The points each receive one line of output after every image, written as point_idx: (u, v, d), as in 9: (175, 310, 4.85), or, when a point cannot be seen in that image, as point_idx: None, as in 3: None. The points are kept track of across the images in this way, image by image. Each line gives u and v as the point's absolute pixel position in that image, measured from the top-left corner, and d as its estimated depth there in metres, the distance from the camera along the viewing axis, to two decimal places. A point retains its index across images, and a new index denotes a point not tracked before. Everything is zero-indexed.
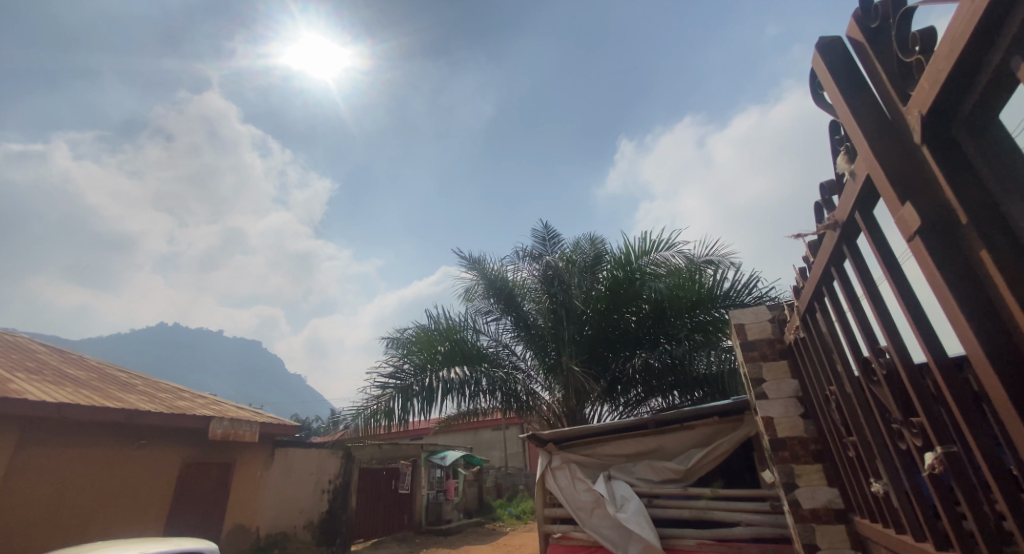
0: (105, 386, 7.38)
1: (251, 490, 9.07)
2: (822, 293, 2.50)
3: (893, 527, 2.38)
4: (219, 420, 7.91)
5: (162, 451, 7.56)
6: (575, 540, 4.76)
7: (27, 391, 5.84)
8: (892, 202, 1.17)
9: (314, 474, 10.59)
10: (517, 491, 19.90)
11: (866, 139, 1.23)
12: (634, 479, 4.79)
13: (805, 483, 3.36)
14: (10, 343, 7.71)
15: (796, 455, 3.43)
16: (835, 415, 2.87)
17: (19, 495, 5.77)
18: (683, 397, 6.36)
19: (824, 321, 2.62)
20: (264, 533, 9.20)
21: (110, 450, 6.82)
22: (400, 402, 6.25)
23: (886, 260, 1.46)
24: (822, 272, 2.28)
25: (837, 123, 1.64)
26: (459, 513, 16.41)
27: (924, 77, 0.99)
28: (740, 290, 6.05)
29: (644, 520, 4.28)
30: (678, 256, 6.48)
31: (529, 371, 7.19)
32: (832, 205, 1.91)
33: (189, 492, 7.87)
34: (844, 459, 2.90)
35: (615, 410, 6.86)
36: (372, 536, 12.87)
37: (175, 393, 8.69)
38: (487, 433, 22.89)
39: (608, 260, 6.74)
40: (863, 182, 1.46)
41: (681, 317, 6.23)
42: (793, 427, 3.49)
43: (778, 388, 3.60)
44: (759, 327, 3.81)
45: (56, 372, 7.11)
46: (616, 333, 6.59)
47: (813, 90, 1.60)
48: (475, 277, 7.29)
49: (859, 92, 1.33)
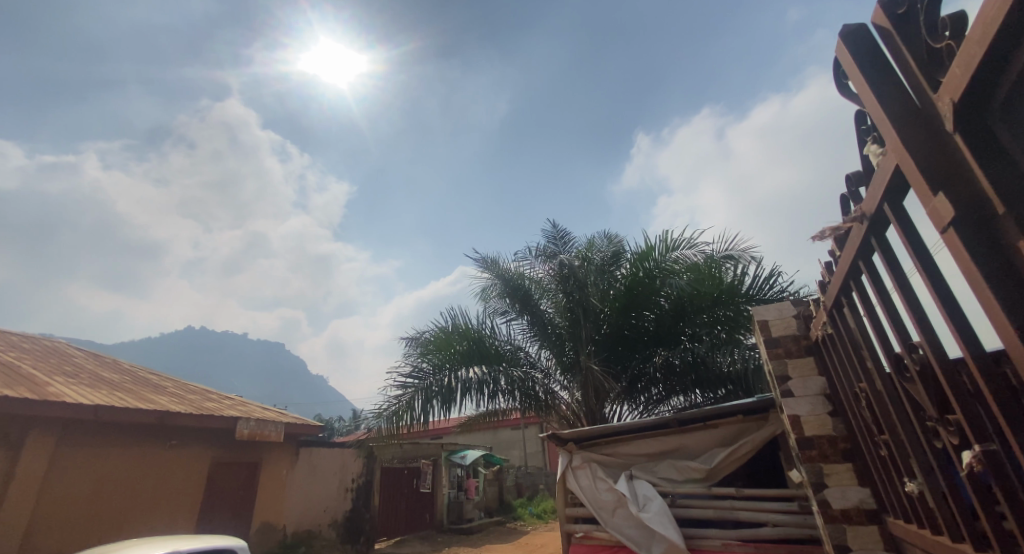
0: (137, 388, 7.65)
1: (278, 489, 9.27)
2: (849, 287, 2.43)
3: (929, 528, 2.30)
4: (246, 421, 8.11)
5: (192, 450, 7.76)
6: (597, 539, 4.74)
7: (65, 394, 6.09)
8: (922, 192, 1.13)
9: (338, 473, 10.77)
10: (537, 491, 19.90)
11: (895, 128, 1.19)
12: (657, 479, 4.72)
13: (834, 483, 3.27)
14: (49, 348, 8.04)
15: (824, 454, 3.34)
16: (866, 413, 2.79)
17: (59, 493, 6.03)
18: (705, 396, 6.27)
19: (852, 315, 2.55)
20: (291, 531, 9.41)
21: (143, 449, 7.06)
22: (421, 401, 6.30)
23: (918, 252, 1.42)
24: (850, 266, 2.22)
25: (863, 113, 1.60)
26: (480, 512, 16.52)
27: (955, 64, 0.95)
28: (761, 285, 5.93)
29: (667, 519, 4.24)
30: (697, 253, 6.38)
31: (547, 371, 7.19)
32: (858, 197, 1.86)
33: (218, 490, 8.08)
34: (877, 458, 2.82)
35: (635, 409, 6.82)
36: (395, 534, 13.04)
37: (204, 394, 8.95)
38: (506, 433, 22.99)
39: (626, 257, 6.68)
40: (891, 172, 1.42)
41: (701, 314, 6.14)
42: (821, 426, 3.39)
43: (804, 385, 3.52)
44: (783, 324, 3.74)
45: (91, 375, 7.39)
46: (634, 331, 6.54)
47: (837, 78, 1.56)
48: (490, 277, 7.32)
49: (885, 79, 1.29)
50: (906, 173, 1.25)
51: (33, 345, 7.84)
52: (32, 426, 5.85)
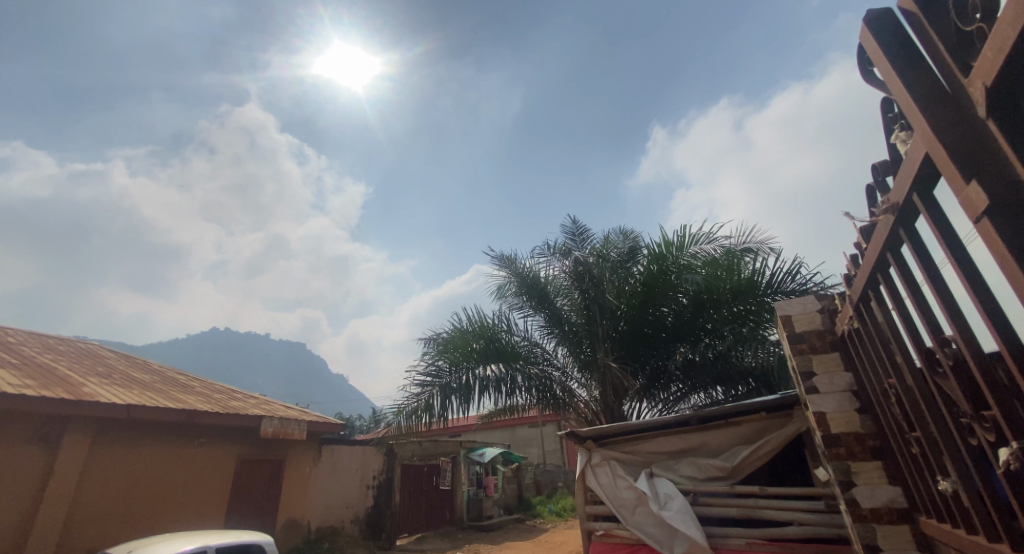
0: (166, 388, 7.88)
1: (302, 486, 9.45)
2: (877, 280, 2.36)
3: (964, 528, 2.22)
4: (270, 419, 8.28)
5: (219, 448, 7.97)
6: (618, 537, 4.72)
7: (99, 394, 6.31)
8: (954, 179, 1.09)
9: (359, 470, 10.95)
10: (556, 488, 19.92)
11: (923, 115, 1.15)
12: (678, 477, 4.67)
13: (863, 481, 3.18)
14: (82, 350, 8.34)
15: (852, 451, 3.25)
16: (895, 409, 2.71)
17: (95, 489, 6.29)
18: (726, 392, 6.18)
19: (879, 309, 2.48)
20: (315, 527, 9.60)
21: (174, 446, 7.29)
22: (439, 399, 6.35)
23: (949, 243, 1.37)
24: (877, 259, 2.16)
25: (890, 100, 1.55)
26: (500, 509, 16.58)
27: (986, 47, 0.92)
28: (782, 278, 5.80)
29: (689, 518, 4.19)
30: (716, 248, 6.27)
31: (564, 369, 7.17)
32: (885, 187, 1.81)
33: (244, 487, 8.27)
34: (908, 455, 2.73)
35: (654, 407, 6.78)
36: (416, 531, 13.17)
37: (229, 393, 9.17)
38: (524, 431, 23.01)
39: (643, 253, 6.61)
40: (920, 160, 1.37)
41: (721, 309, 6.03)
42: (848, 422, 3.30)
43: (830, 382, 3.43)
44: (808, 318, 3.65)
45: (123, 375, 7.64)
46: (652, 328, 6.46)
47: (862, 65, 1.52)
48: (506, 274, 7.33)
49: (912, 63, 1.24)
50: (936, 161, 1.21)
51: (68, 347, 8.14)
52: (69, 424, 6.09)
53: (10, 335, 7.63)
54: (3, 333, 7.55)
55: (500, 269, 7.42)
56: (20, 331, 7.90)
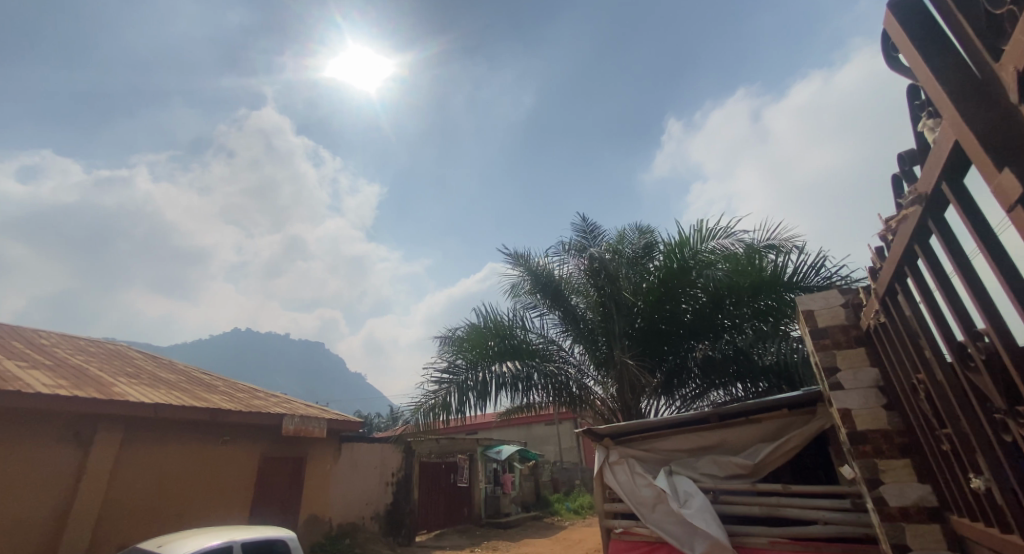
0: (191, 387, 8.08)
1: (322, 483, 9.60)
2: (904, 273, 2.30)
3: (998, 527, 2.15)
4: (291, 417, 8.44)
5: (243, 445, 8.15)
6: (637, 535, 4.70)
7: (129, 394, 6.52)
8: (985, 168, 1.05)
9: (378, 468, 11.08)
10: (573, 486, 19.93)
11: (952, 102, 1.11)
12: (698, 474, 4.62)
13: (891, 480, 3.10)
14: (112, 351, 8.62)
15: (879, 449, 3.16)
16: (925, 406, 2.63)
17: (126, 485, 6.49)
18: (746, 389, 6.09)
19: (907, 303, 2.40)
20: (337, 523, 9.76)
21: (200, 443, 7.48)
22: (456, 396, 6.38)
23: (982, 233, 1.32)
24: (904, 250, 2.10)
25: (917, 87, 1.51)
26: (517, 506, 16.64)
27: (1018, 30, 0.88)
28: (806, 273, 5.68)
29: (710, 516, 4.14)
30: (736, 244, 6.19)
31: (580, 366, 7.15)
32: (912, 177, 1.75)
33: (267, 484, 8.43)
34: (938, 452, 2.65)
35: (672, 404, 6.71)
36: (435, 528, 13.28)
37: (251, 392, 9.37)
38: (541, 428, 23.03)
39: (659, 249, 6.54)
40: (949, 149, 1.33)
41: (741, 305, 5.92)
42: (874, 419, 3.22)
43: (855, 377, 3.35)
44: (831, 313, 3.58)
45: (150, 375, 7.88)
46: (669, 325, 6.40)
47: (887, 52, 1.48)
48: (520, 273, 7.32)
49: (940, 49, 1.20)
50: (966, 149, 1.16)
51: (98, 348, 8.42)
52: (101, 422, 6.31)
53: (44, 337, 7.92)
54: (38, 335, 7.85)
55: (514, 267, 7.42)
56: (53, 332, 8.20)
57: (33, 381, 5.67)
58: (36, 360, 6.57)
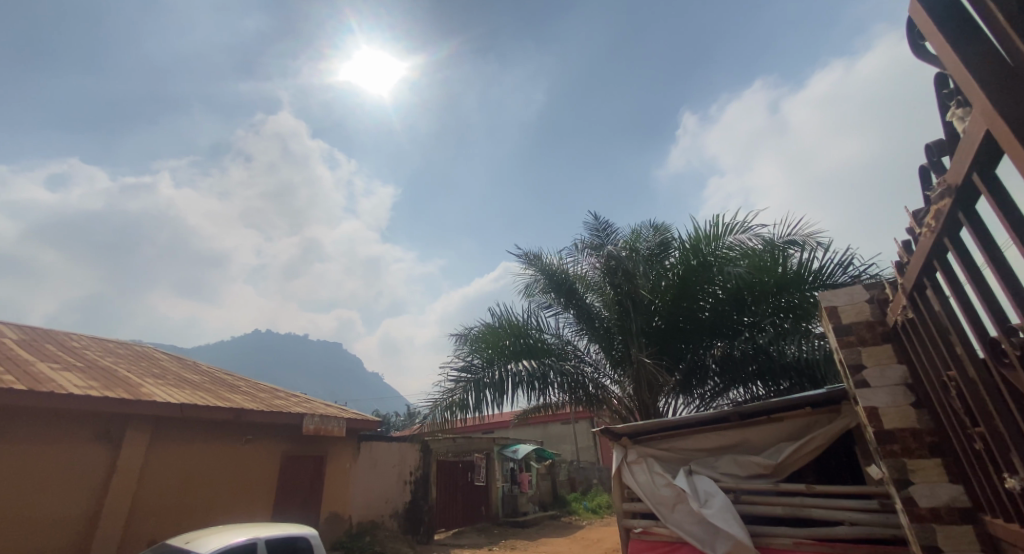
0: (214, 387, 8.27)
1: (342, 481, 9.71)
2: (933, 267, 2.23)
3: None
4: (311, 416, 8.57)
5: (266, 444, 8.31)
6: (657, 535, 4.66)
7: (156, 394, 6.70)
8: (1018, 157, 1.01)
9: (397, 466, 11.17)
10: (590, 485, 19.85)
11: (984, 91, 1.07)
12: (718, 474, 4.56)
13: (921, 480, 3.01)
14: (139, 352, 8.87)
15: (908, 448, 3.07)
16: (956, 403, 2.55)
17: (155, 483, 6.68)
18: (767, 388, 5.98)
19: (936, 298, 2.33)
20: (357, 521, 9.88)
21: (224, 442, 7.66)
22: (473, 394, 6.39)
23: (1015, 225, 1.28)
24: (933, 244, 2.03)
25: (945, 75, 1.46)
26: (534, 506, 16.64)
27: None
28: (832, 270, 5.52)
29: (732, 516, 4.09)
30: (755, 239, 6.10)
31: (596, 365, 7.12)
32: (941, 167, 1.70)
33: (290, 482, 8.57)
34: (970, 451, 2.57)
35: (690, 403, 6.64)
36: (453, 526, 13.35)
37: (273, 392, 9.55)
38: (557, 428, 22.98)
39: (675, 246, 6.48)
40: (980, 138, 1.28)
41: (762, 302, 5.81)
42: (903, 418, 3.13)
43: (882, 375, 3.26)
44: (855, 309, 3.49)
45: (176, 376, 8.09)
46: (687, 322, 6.33)
47: (913, 40, 1.44)
48: (533, 272, 7.30)
49: (970, 36, 1.16)
50: (998, 138, 1.12)
51: (126, 350, 8.67)
52: (129, 422, 6.50)
53: (75, 339, 8.19)
54: (69, 338, 8.12)
55: (528, 267, 7.41)
56: (83, 335, 8.47)
57: (66, 383, 5.87)
58: (68, 362, 6.80)
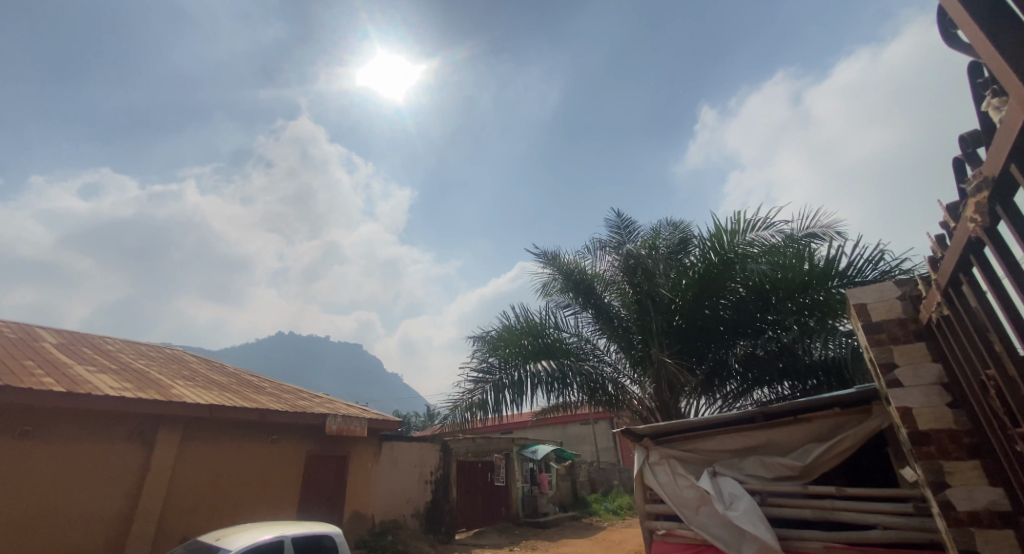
0: (240, 388, 8.48)
1: (365, 481, 9.83)
2: (969, 262, 2.15)
3: None
4: (334, 417, 8.70)
5: (290, 444, 8.46)
6: (681, 537, 4.61)
7: (186, 395, 6.91)
8: None
9: (418, 466, 11.26)
10: (611, 486, 19.68)
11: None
12: (744, 476, 4.47)
13: (959, 482, 2.90)
14: (169, 355, 9.16)
15: (945, 450, 2.96)
16: (996, 403, 2.44)
17: (185, 481, 6.88)
18: (794, 388, 5.82)
19: (972, 294, 2.24)
20: (379, 520, 10.00)
21: (251, 442, 7.84)
22: (493, 395, 6.41)
23: None
24: (969, 237, 1.95)
25: (979, 65, 1.41)
26: (555, 506, 16.59)
27: None
28: (861, 266, 5.33)
29: (758, 519, 3.99)
30: (778, 236, 5.98)
31: (615, 365, 7.08)
32: (976, 159, 1.63)
33: (314, 481, 8.73)
34: (1011, 452, 2.46)
35: (713, 403, 6.54)
36: (473, 526, 13.40)
37: (297, 393, 9.74)
38: (576, 428, 22.89)
39: (695, 243, 6.41)
40: (1018, 129, 1.23)
41: (787, 300, 5.67)
42: (939, 419, 3.01)
43: (915, 374, 3.15)
44: (885, 306, 3.39)
45: (204, 378, 8.32)
46: (707, 321, 6.23)
47: (944, 29, 1.40)
48: (551, 271, 7.29)
49: (1006, 25, 1.12)
50: None
51: (157, 353, 8.96)
52: (162, 422, 6.71)
53: (110, 343, 8.49)
54: (103, 341, 8.42)
55: (545, 266, 7.39)
56: (117, 338, 8.78)
57: (101, 384, 6.10)
58: (104, 365, 7.06)
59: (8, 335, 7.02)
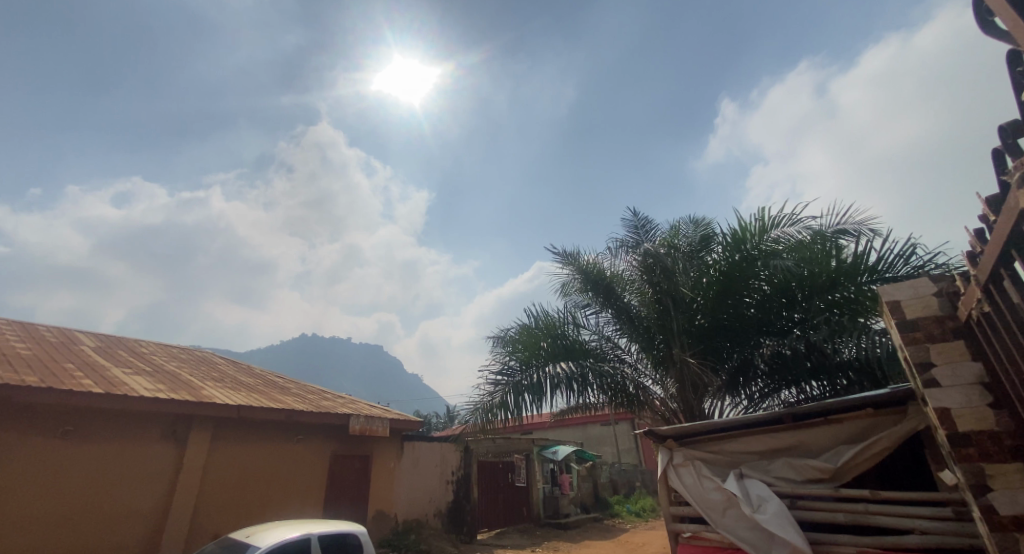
0: (267, 389, 8.68)
1: (388, 481, 9.94)
2: (1011, 258, 2.06)
3: None
4: (356, 417, 8.82)
5: (315, 444, 8.61)
6: (707, 540, 4.53)
7: (215, 396, 7.11)
8: None
9: (439, 466, 11.33)
10: (633, 488, 19.45)
11: None
12: (772, 478, 4.38)
13: (1002, 486, 2.78)
14: (198, 356, 9.43)
15: (987, 452, 2.84)
16: None
17: (216, 480, 7.07)
18: (823, 388, 5.65)
19: (1014, 290, 2.15)
20: (402, 519, 10.09)
21: (277, 441, 8.01)
22: (513, 396, 6.40)
23: None
24: (1011, 232, 1.88)
25: (1019, 53, 1.35)
26: (576, 507, 16.50)
27: None
28: (892, 261, 5.15)
29: (788, 522, 3.90)
30: (803, 232, 5.85)
31: (636, 364, 7.02)
32: (1017, 151, 1.57)
33: (338, 481, 8.87)
34: None
35: (737, 404, 6.41)
36: (495, 526, 13.43)
37: (321, 394, 9.92)
38: (596, 429, 22.73)
39: (717, 241, 6.32)
40: None
41: (814, 298, 5.53)
42: (979, 420, 2.89)
43: (953, 374, 3.04)
44: (920, 303, 3.28)
45: (232, 379, 8.54)
46: (731, 320, 6.12)
47: (981, 16, 1.35)
48: (569, 271, 7.25)
49: None
50: None
51: (187, 355, 9.23)
52: (193, 422, 6.91)
53: (143, 345, 8.80)
54: (138, 344, 8.73)
55: (563, 265, 7.35)
56: (150, 341, 9.08)
57: (135, 385, 6.32)
58: (138, 367, 7.32)
59: (50, 338, 7.34)
